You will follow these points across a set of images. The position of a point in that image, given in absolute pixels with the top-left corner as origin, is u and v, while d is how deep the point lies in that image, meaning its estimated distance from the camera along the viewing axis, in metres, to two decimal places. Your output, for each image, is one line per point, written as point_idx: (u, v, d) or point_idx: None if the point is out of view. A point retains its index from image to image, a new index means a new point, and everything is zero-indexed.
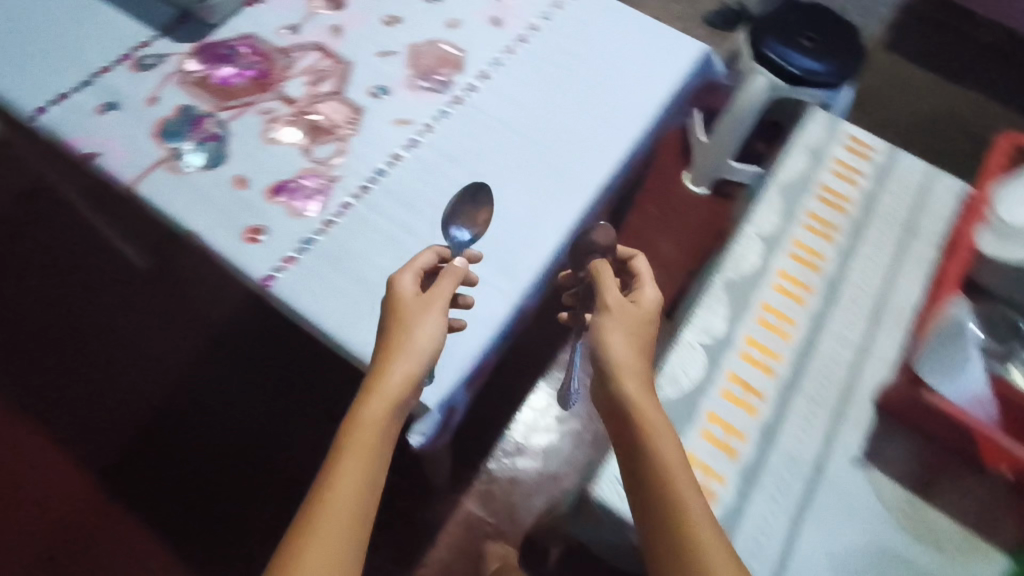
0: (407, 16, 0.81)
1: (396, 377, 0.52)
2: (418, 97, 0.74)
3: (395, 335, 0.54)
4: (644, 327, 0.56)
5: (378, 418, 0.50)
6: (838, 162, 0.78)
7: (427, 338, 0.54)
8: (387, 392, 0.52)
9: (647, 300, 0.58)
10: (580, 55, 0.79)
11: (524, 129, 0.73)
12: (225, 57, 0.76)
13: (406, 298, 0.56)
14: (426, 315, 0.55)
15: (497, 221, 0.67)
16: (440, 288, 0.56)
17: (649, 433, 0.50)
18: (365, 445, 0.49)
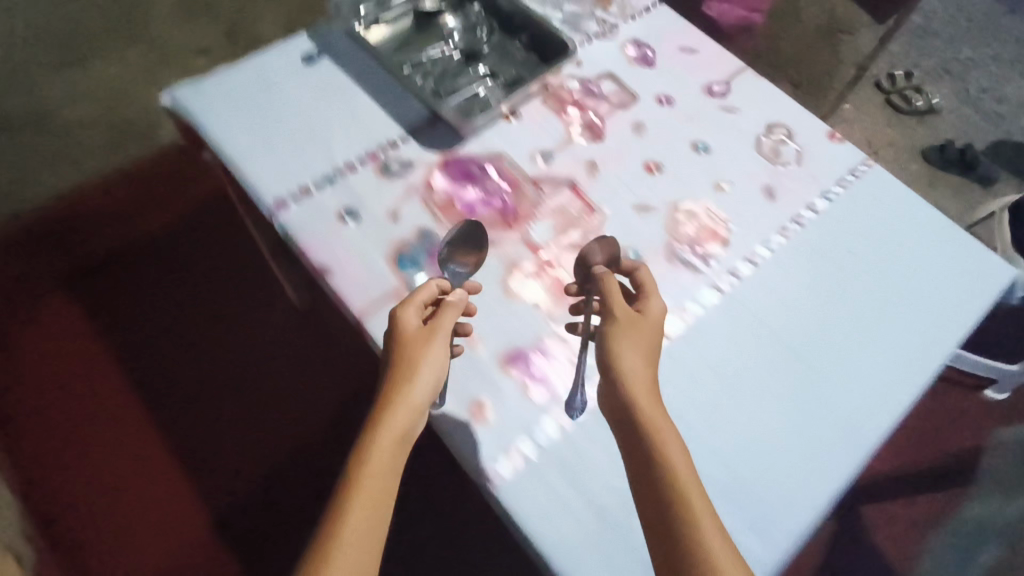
0: (669, 167, 0.74)
1: (405, 416, 0.50)
2: (676, 272, 0.67)
3: (406, 363, 0.52)
4: (653, 342, 0.54)
5: (387, 460, 0.48)
6: None
7: (434, 370, 0.52)
8: (397, 433, 0.49)
9: (654, 312, 0.55)
10: (860, 260, 0.71)
11: (791, 345, 0.65)
12: (475, 177, 0.70)
13: (411, 328, 0.54)
14: (432, 347, 0.53)
15: (753, 458, 0.59)
16: (444, 320, 0.55)
17: (660, 445, 0.47)
18: (375, 488, 0.46)
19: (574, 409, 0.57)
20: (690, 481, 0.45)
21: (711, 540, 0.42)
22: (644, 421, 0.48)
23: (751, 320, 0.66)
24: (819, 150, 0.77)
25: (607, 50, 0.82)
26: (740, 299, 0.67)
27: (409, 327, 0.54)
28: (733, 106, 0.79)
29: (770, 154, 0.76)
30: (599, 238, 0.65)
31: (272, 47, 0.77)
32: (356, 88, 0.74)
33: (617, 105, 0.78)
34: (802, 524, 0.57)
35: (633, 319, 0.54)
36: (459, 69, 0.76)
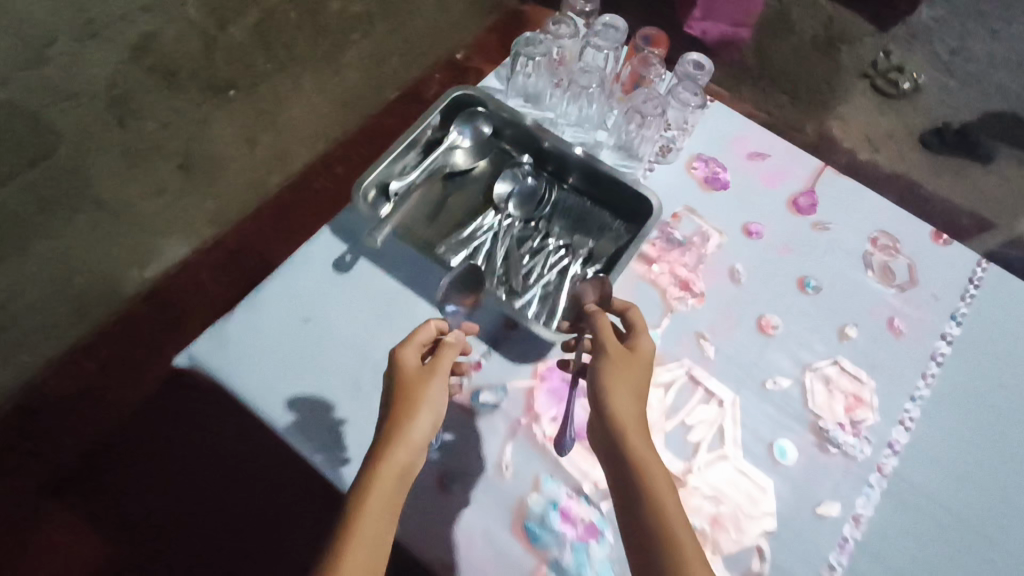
0: (784, 319, 0.64)
1: (402, 451, 0.45)
2: (834, 462, 0.58)
3: (407, 399, 0.48)
4: (639, 378, 0.51)
5: (385, 500, 0.42)
6: None
7: (437, 407, 0.48)
8: (396, 469, 0.44)
9: (641, 350, 0.52)
10: (1011, 392, 0.63)
11: (974, 524, 0.57)
12: (581, 386, 0.59)
13: (410, 370, 0.50)
14: (431, 386, 0.49)
15: None
16: (444, 360, 0.51)
17: (642, 472, 0.44)
18: (371, 529, 0.40)
19: (588, 501, 0.54)
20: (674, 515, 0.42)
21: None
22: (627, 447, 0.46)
23: (929, 506, 0.57)
24: (930, 260, 0.69)
25: (675, 176, 0.71)
26: (911, 480, 0.58)
27: (410, 367, 0.50)
28: (826, 222, 0.70)
29: (883, 277, 0.68)
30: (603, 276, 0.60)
31: (291, 255, 0.62)
32: (410, 294, 0.62)
33: (706, 248, 0.67)
34: None
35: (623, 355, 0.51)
36: (524, 241, 0.64)
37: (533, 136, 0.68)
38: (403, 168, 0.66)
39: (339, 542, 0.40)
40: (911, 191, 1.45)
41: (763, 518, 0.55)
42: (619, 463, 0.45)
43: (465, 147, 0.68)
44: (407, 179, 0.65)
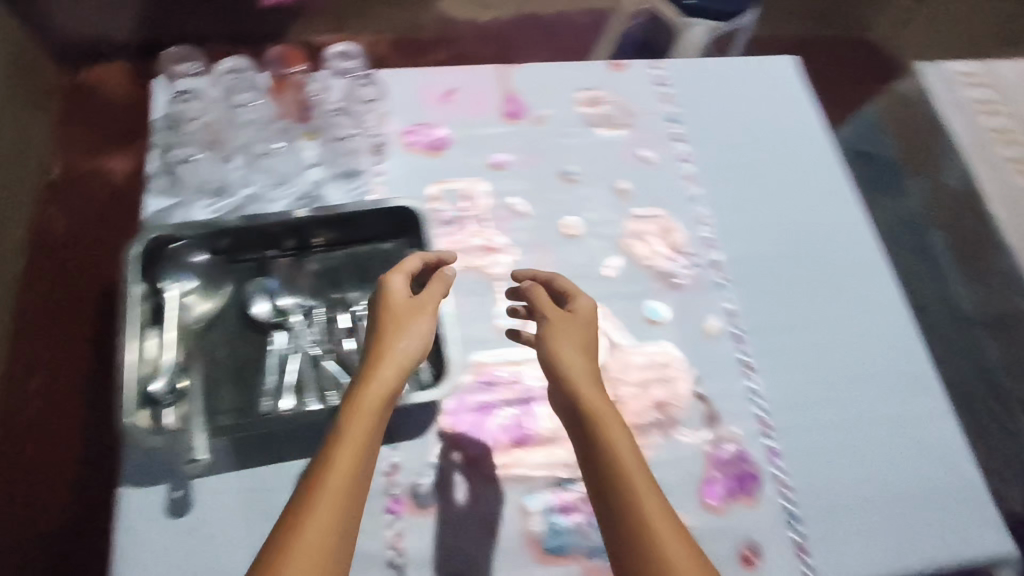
0: (575, 214, 0.68)
1: (391, 374, 0.44)
2: (686, 290, 0.65)
3: (391, 322, 0.48)
4: (596, 339, 0.51)
5: (368, 425, 0.42)
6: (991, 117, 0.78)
7: (422, 328, 0.48)
8: (378, 393, 0.43)
9: (587, 306, 0.52)
10: (740, 139, 0.74)
11: (791, 250, 0.68)
12: (486, 403, 0.58)
13: (397, 298, 0.49)
14: (421, 319, 0.49)
15: (869, 344, 0.64)
16: (433, 289, 0.51)
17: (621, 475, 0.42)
18: (346, 463, 0.40)
19: (570, 483, 0.56)
20: (644, 489, 0.41)
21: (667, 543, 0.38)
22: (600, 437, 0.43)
23: (759, 261, 0.67)
24: (625, 88, 0.76)
25: (400, 165, 0.67)
26: (738, 257, 0.67)
27: (398, 295, 0.49)
28: (538, 116, 0.73)
29: (610, 128, 0.73)
30: (387, 244, 0.62)
31: (117, 546, 0.50)
32: (279, 466, 0.54)
33: (478, 207, 0.67)
34: (923, 349, 0.65)
35: (565, 318, 0.51)
36: (315, 323, 0.58)
37: (254, 229, 0.59)
38: (149, 362, 0.52)
39: (319, 467, 0.40)
40: (539, 21, 1.56)
41: (682, 374, 0.61)
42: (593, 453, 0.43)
43: (200, 290, 0.57)
44: (168, 370, 0.52)
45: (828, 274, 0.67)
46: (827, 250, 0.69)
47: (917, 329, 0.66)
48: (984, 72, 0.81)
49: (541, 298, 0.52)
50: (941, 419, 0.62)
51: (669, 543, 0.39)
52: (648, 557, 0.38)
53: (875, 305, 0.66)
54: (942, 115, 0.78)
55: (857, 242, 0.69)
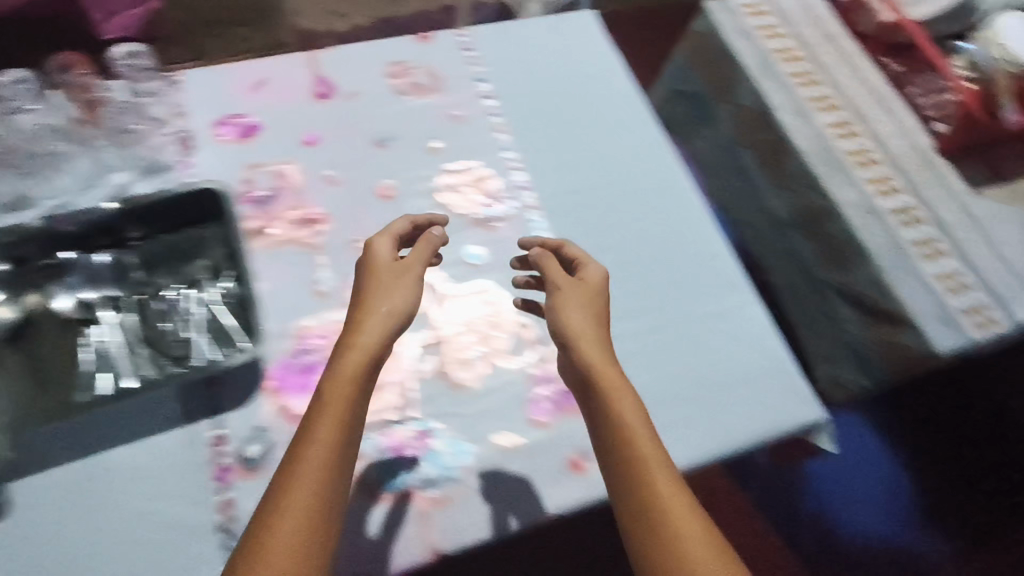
0: (391, 177, 0.71)
1: (374, 336, 0.47)
2: (501, 229, 0.69)
3: (374, 286, 0.50)
4: (601, 300, 0.57)
5: (355, 377, 0.45)
6: (774, 47, 0.86)
7: (406, 291, 0.51)
8: (367, 348, 0.46)
9: (594, 274, 0.58)
10: (543, 89, 0.79)
11: (598, 180, 0.73)
12: (312, 362, 0.60)
13: (385, 261, 0.52)
14: (408, 280, 0.51)
15: (675, 252, 0.70)
16: (419, 249, 0.54)
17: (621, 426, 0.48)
18: (339, 413, 0.43)
19: (399, 423, 0.57)
20: (637, 423, 0.48)
21: (655, 467, 0.46)
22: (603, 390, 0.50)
23: (568, 195, 0.72)
24: (433, 57, 0.80)
25: (211, 155, 0.69)
26: (548, 194, 0.72)
27: (383, 262, 0.52)
28: (349, 92, 0.76)
29: (419, 94, 0.77)
30: (194, 228, 0.61)
31: None
32: (102, 453, 0.54)
33: (294, 184, 0.69)
34: (725, 250, 0.71)
35: (574, 285, 0.57)
36: (126, 311, 0.59)
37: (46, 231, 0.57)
38: None
39: (308, 426, 0.43)
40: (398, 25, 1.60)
41: (502, 305, 0.64)
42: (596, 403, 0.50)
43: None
44: None
45: (635, 200, 0.73)
46: (632, 179, 0.74)
47: (718, 233, 0.72)
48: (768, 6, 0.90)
49: (552, 267, 0.58)
50: (745, 311, 0.67)
51: (654, 466, 0.46)
52: (638, 478, 0.45)
53: (678, 218, 0.72)
54: (730, 46, 0.87)
55: (660, 168, 0.75)
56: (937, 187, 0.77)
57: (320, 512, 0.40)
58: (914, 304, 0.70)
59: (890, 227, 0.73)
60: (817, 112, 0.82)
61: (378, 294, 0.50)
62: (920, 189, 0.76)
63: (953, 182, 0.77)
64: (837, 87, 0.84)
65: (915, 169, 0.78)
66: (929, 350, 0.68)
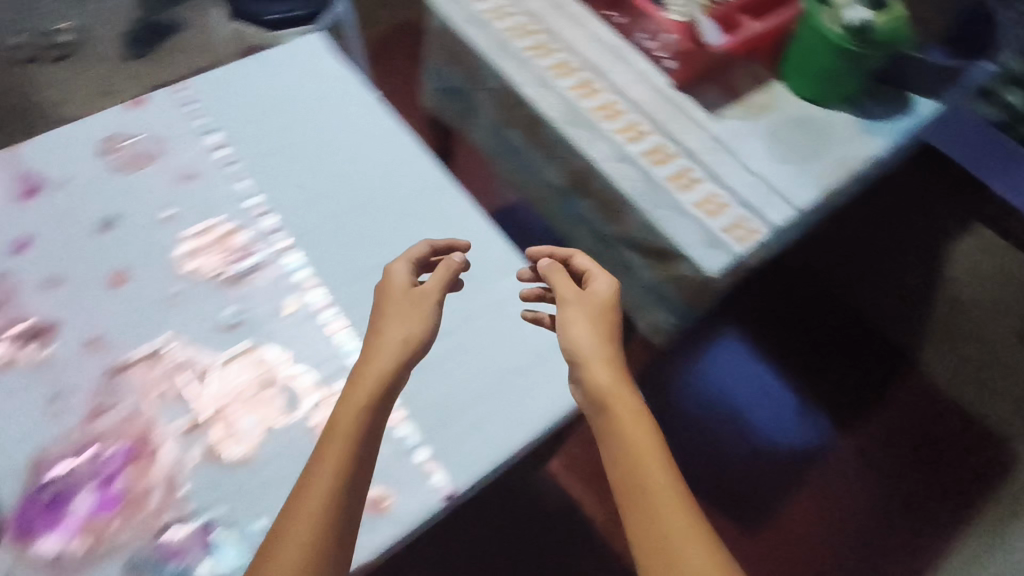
0: (123, 261, 0.64)
1: (382, 371, 0.47)
2: (258, 280, 0.64)
3: (389, 317, 0.50)
4: (612, 316, 0.55)
5: (367, 407, 0.45)
6: (507, 26, 0.88)
7: (421, 320, 0.51)
8: (376, 378, 0.46)
9: (604, 288, 0.56)
10: (279, 126, 0.76)
11: (353, 201, 0.70)
12: (59, 493, 0.52)
13: (399, 285, 0.53)
14: (423, 308, 0.52)
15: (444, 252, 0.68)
16: (437, 274, 0.54)
17: (630, 449, 0.45)
18: (343, 438, 0.43)
19: (173, 526, 0.51)
20: (641, 440, 0.45)
21: (652, 475, 0.43)
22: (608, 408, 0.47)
23: (324, 225, 0.69)
24: (152, 121, 0.74)
25: None
26: (303, 230, 0.68)
27: (399, 288, 0.53)
28: (59, 181, 0.68)
29: (141, 164, 0.71)
30: None
31: None
32: None
33: (8, 300, 0.61)
34: (495, 236, 0.70)
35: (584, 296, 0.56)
36: None
37: None
38: None
39: (300, 487, 0.41)
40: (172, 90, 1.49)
41: (272, 361, 0.59)
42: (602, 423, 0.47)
43: None
44: None
45: (396, 211, 0.70)
46: (389, 191, 0.72)
47: (486, 220, 0.71)
48: None
49: (560, 279, 0.57)
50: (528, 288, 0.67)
51: (657, 484, 0.43)
52: (645, 508, 0.42)
53: (442, 218, 0.70)
54: (462, 35, 0.88)
55: (416, 172, 0.73)
56: (682, 122, 0.82)
57: (314, 545, 0.39)
58: (680, 236, 0.73)
59: (645, 168, 0.76)
60: (558, 77, 0.84)
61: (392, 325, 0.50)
62: (665, 127, 0.81)
63: (693, 115, 0.82)
64: (572, 50, 0.87)
65: (657, 111, 0.82)
66: (704, 276, 0.71)
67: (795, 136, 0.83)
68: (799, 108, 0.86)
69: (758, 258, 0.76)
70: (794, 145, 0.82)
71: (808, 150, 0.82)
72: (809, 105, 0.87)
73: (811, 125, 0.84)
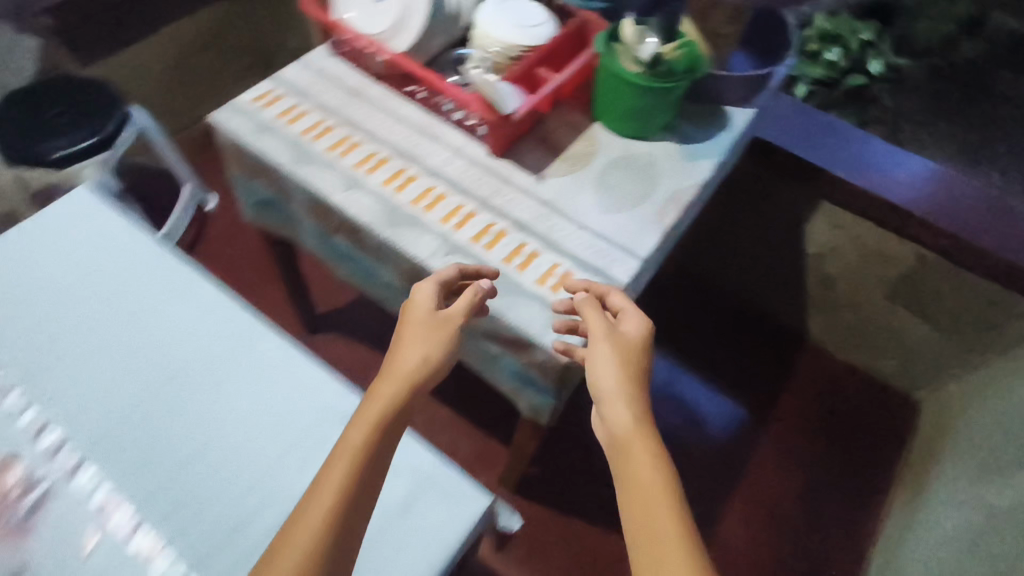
0: None
1: (395, 391, 0.56)
2: (43, 518, 0.53)
3: (412, 339, 0.60)
4: (638, 355, 0.61)
5: (380, 425, 0.52)
6: (301, 126, 0.82)
7: (434, 346, 0.60)
8: (393, 399, 0.55)
9: (630, 325, 0.62)
10: (48, 309, 0.65)
11: (153, 381, 0.61)
12: None
13: (424, 306, 0.63)
14: (441, 334, 0.61)
15: (272, 412, 0.61)
16: (460, 303, 0.64)
17: (639, 483, 0.50)
18: (353, 450, 0.50)
19: None
20: (641, 461, 0.51)
21: (660, 513, 0.47)
22: (626, 442, 0.53)
23: (120, 422, 0.58)
24: None
25: None
26: (94, 436, 0.58)
27: (423, 309, 0.63)
28: None
29: None
30: None
31: None
32: None
33: None
34: (327, 377, 0.63)
35: (619, 337, 0.61)
36: None
37: None
38: None
39: (309, 495, 0.48)
40: None
41: None
42: (621, 453, 0.53)
43: None
44: None
45: (210, 380, 0.62)
46: (198, 358, 0.63)
47: (315, 360, 0.64)
48: (281, 90, 0.85)
49: (596, 312, 0.62)
50: None
51: (645, 486, 0.49)
52: (648, 542, 0.46)
53: (262, 372, 0.63)
54: (253, 147, 0.80)
55: (227, 326, 0.65)
56: (508, 191, 0.78)
57: (310, 551, 0.45)
58: (528, 323, 0.68)
59: (478, 255, 0.72)
60: (368, 174, 0.77)
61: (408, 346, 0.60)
62: (492, 204, 0.76)
63: (517, 183, 0.78)
64: (379, 141, 0.81)
65: (480, 188, 0.78)
66: (563, 361, 0.67)
67: (624, 180, 0.81)
68: (622, 147, 0.85)
69: None
70: (624, 190, 0.80)
71: (640, 192, 0.80)
72: (632, 142, 0.86)
73: (636, 164, 0.83)
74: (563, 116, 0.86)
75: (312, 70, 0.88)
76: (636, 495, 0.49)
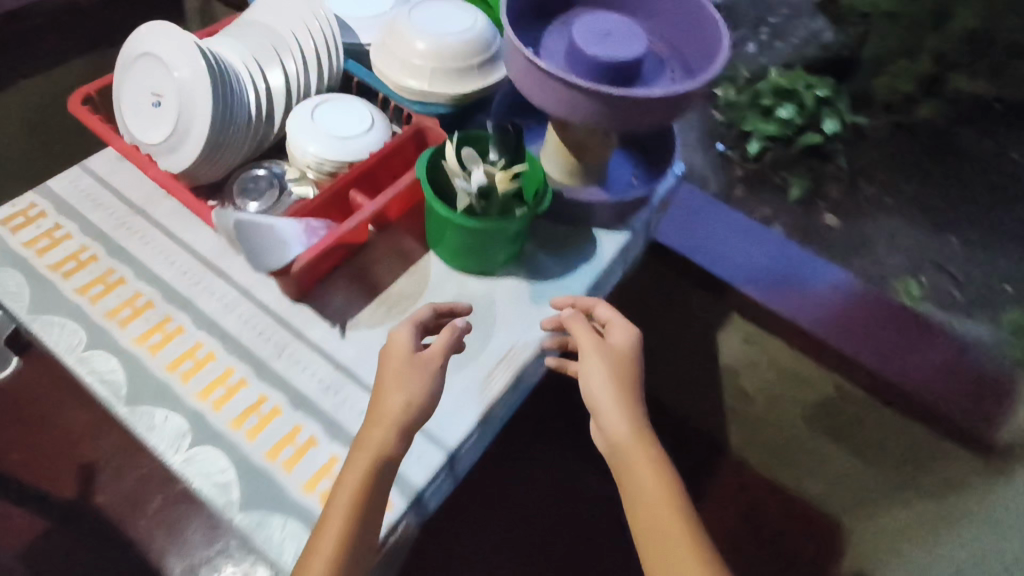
0: None
1: (380, 438, 0.52)
2: None
3: (394, 378, 0.55)
4: (632, 370, 0.60)
5: (370, 468, 0.51)
6: (57, 254, 0.67)
7: (416, 385, 0.54)
8: (379, 446, 0.52)
9: (622, 340, 0.60)
10: None
11: None
12: None
13: (401, 344, 0.57)
14: (419, 372, 0.55)
15: None
16: (441, 341, 0.57)
17: (643, 496, 0.53)
18: (356, 486, 0.50)
19: None
20: (643, 474, 0.54)
21: (668, 524, 0.52)
22: (625, 461, 0.55)
23: None
24: None
25: None
26: None
27: (402, 347, 0.56)
28: None
29: None
30: None
31: None
32: None
33: None
34: None
35: (613, 355, 0.60)
36: None
37: None
38: None
39: (314, 543, 0.49)
40: None
41: None
42: (620, 467, 0.56)
43: None
44: None
45: None
46: None
47: None
48: (46, 203, 0.70)
49: (585, 335, 0.60)
50: None
51: (652, 506, 0.53)
52: (660, 554, 0.51)
53: None
54: None
55: None
56: (296, 350, 0.63)
57: None
58: (280, 551, 0.53)
59: (234, 446, 0.57)
60: (119, 328, 0.62)
61: (391, 387, 0.54)
62: (267, 369, 0.61)
63: (309, 338, 0.64)
64: (147, 276, 0.66)
65: (260, 346, 0.63)
66: None
67: None
68: (456, 283, 0.70)
69: (405, 530, 0.58)
70: None
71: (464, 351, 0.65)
72: (469, 277, 0.71)
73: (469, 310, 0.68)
74: (389, 240, 0.71)
75: (90, 179, 0.72)
76: (642, 508, 0.53)
